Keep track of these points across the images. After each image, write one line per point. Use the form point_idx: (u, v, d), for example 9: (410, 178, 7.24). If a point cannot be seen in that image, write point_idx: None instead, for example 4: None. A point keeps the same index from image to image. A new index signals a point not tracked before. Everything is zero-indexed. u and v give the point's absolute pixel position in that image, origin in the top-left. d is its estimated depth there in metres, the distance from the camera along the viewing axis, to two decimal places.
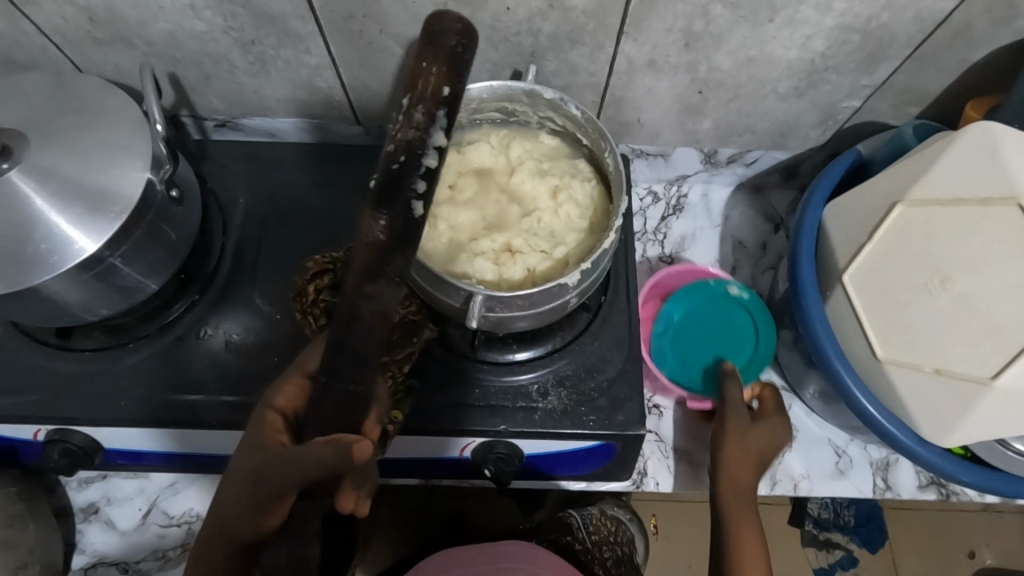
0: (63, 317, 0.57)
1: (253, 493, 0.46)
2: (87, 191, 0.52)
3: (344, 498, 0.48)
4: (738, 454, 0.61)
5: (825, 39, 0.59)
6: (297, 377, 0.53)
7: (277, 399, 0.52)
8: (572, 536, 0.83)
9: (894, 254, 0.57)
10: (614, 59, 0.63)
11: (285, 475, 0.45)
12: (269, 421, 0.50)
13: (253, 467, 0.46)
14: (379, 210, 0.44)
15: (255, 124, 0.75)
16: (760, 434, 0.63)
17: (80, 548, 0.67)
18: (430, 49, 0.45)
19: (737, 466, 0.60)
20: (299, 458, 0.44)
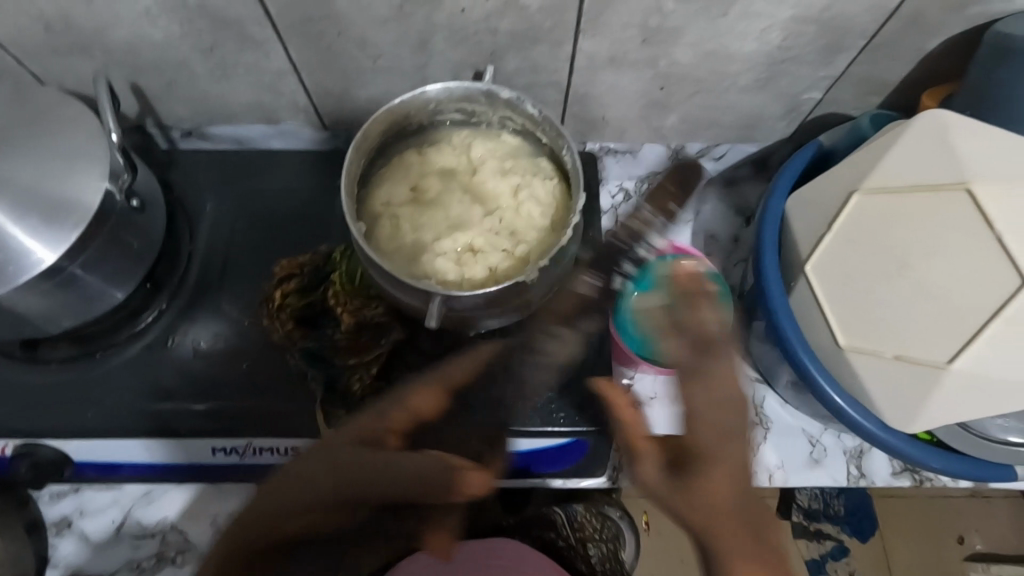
0: (26, 328, 0.56)
1: (345, 490, 0.53)
2: (43, 202, 0.52)
3: (433, 536, 0.65)
4: (722, 529, 0.44)
5: (780, 31, 0.60)
6: (439, 387, 0.56)
7: (413, 404, 0.55)
8: (555, 533, 0.84)
9: (852, 242, 0.57)
10: (575, 57, 0.64)
11: (396, 479, 0.53)
12: (393, 418, 0.55)
13: (357, 464, 0.53)
14: (591, 270, 0.63)
15: (221, 132, 0.75)
16: (723, 476, 0.45)
17: (53, 563, 0.66)
18: (678, 176, 0.71)
19: (727, 544, 0.44)
20: (411, 467, 0.53)
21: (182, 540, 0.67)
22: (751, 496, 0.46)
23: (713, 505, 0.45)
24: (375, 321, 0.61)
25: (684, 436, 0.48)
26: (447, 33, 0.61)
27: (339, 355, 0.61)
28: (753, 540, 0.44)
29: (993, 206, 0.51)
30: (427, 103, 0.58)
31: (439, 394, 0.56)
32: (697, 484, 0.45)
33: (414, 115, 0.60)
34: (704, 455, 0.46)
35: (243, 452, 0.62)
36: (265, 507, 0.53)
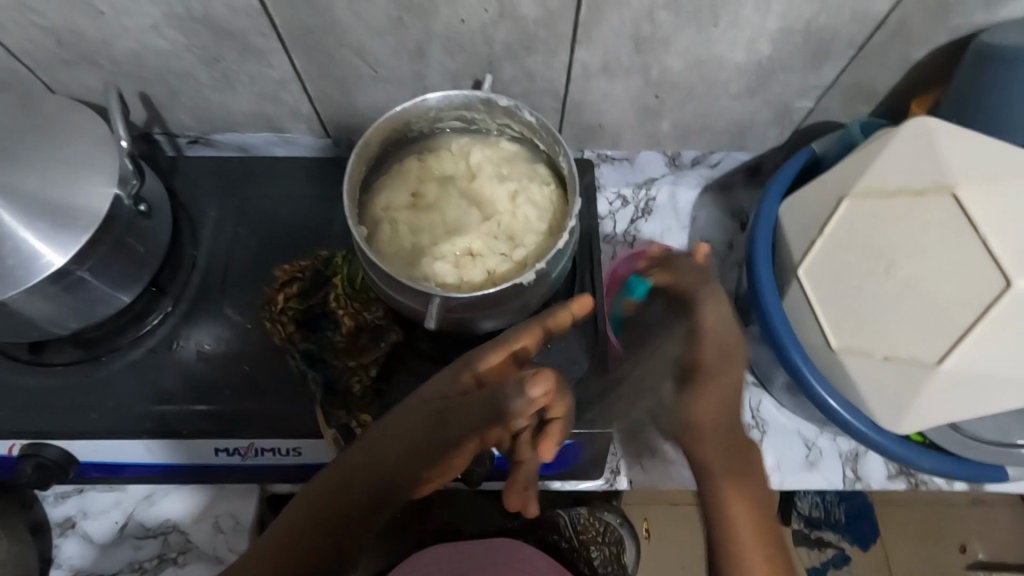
0: (32, 332, 0.57)
1: (425, 439, 0.48)
2: (52, 207, 0.54)
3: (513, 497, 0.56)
4: (716, 469, 0.50)
5: (769, 41, 0.62)
6: (502, 351, 0.51)
7: (478, 363, 0.50)
8: (558, 534, 0.85)
9: (843, 246, 0.58)
10: (570, 66, 0.65)
11: (462, 422, 0.47)
12: (462, 378, 0.50)
13: (432, 413, 0.48)
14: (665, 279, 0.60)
15: (226, 139, 0.76)
16: (720, 407, 0.51)
17: (57, 563, 0.67)
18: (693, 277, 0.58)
19: (717, 483, 0.50)
20: (469, 412, 0.47)
21: (183, 541, 0.68)
22: (734, 431, 0.52)
23: (706, 443, 0.51)
24: (374, 324, 0.63)
25: (694, 357, 0.53)
26: (444, 44, 0.63)
27: (338, 357, 0.62)
28: (743, 480, 0.50)
29: (978, 208, 0.52)
30: (427, 111, 0.60)
31: (505, 355, 0.50)
32: (700, 415, 0.51)
33: (414, 122, 0.61)
34: (704, 379, 0.51)
35: (244, 453, 0.63)
36: (321, 506, 0.48)
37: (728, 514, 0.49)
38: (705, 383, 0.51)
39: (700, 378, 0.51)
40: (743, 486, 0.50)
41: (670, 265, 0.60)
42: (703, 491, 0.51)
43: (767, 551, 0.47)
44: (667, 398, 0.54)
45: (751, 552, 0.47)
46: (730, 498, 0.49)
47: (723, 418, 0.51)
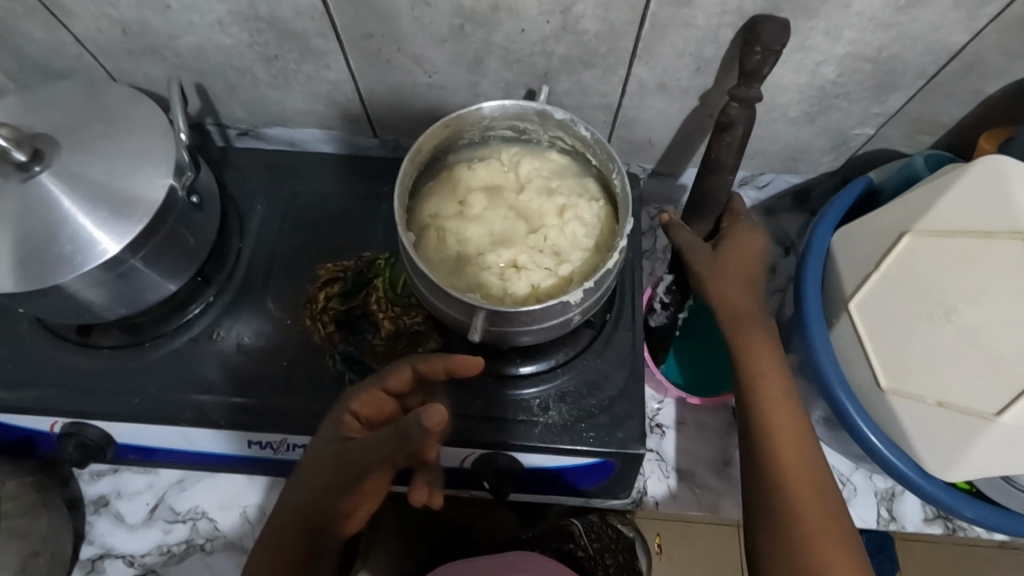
0: (85, 315, 0.59)
1: (334, 475, 0.50)
2: (112, 196, 0.55)
3: (416, 491, 0.51)
4: (739, 310, 0.58)
5: (835, 67, 0.60)
6: (377, 388, 0.53)
7: (354, 402, 0.53)
8: (574, 544, 0.84)
9: (899, 284, 0.57)
10: (626, 82, 0.64)
11: (359, 457, 0.49)
12: (346, 423, 0.53)
13: (340, 456, 0.51)
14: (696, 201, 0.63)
15: (276, 134, 0.77)
16: (743, 259, 0.60)
17: (89, 540, 0.68)
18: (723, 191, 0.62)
19: (740, 325, 0.57)
20: (371, 447, 0.49)
21: (211, 529, 0.69)
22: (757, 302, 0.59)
23: (730, 281, 0.59)
24: (413, 329, 0.64)
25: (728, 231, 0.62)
26: (502, 54, 0.62)
27: (375, 359, 0.64)
28: (759, 325, 0.57)
29: None
30: (481, 119, 0.59)
31: (376, 391, 0.53)
32: (728, 259, 0.60)
33: (466, 131, 0.61)
34: (732, 239, 0.62)
35: (277, 447, 0.64)
36: (286, 522, 0.52)
37: (750, 353, 0.56)
38: (733, 238, 0.61)
39: (729, 238, 0.62)
40: (764, 329, 0.57)
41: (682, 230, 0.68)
42: (727, 334, 0.58)
43: (779, 381, 0.55)
44: (690, 244, 0.61)
45: (766, 377, 0.55)
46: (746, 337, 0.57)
47: (748, 270, 0.60)
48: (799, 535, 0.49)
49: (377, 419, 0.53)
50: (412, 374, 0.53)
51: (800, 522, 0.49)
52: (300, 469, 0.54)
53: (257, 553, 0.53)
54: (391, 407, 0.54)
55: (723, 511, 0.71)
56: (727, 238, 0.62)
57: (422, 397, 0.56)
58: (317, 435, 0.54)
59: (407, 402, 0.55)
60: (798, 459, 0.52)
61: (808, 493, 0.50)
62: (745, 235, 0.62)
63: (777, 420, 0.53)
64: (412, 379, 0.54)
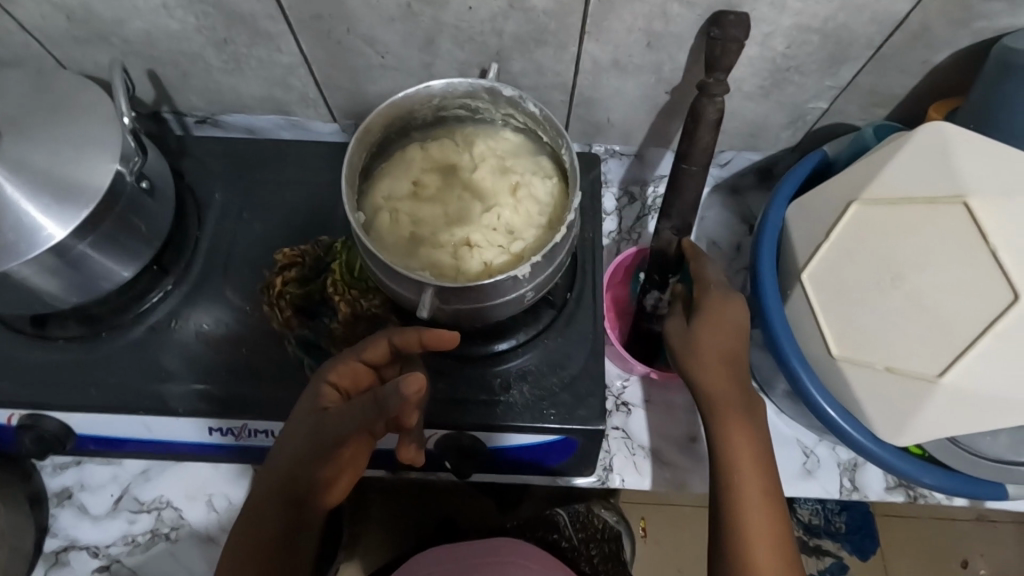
0: (36, 304, 0.59)
1: (309, 449, 0.51)
2: (58, 182, 0.54)
3: (405, 450, 0.53)
4: (722, 405, 0.57)
5: (783, 38, 0.60)
6: (353, 359, 0.52)
7: (331, 374, 0.52)
8: (558, 534, 0.91)
9: (850, 252, 0.57)
10: (580, 59, 0.64)
11: (333, 430, 0.49)
12: (324, 395, 0.52)
13: (315, 427, 0.51)
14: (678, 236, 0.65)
15: (234, 121, 0.77)
16: (724, 336, 0.59)
17: (53, 532, 0.68)
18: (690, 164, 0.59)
19: (722, 419, 0.57)
20: (347, 420, 0.49)
21: (176, 518, 0.69)
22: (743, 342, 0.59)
23: (711, 366, 0.58)
24: (372, 313, 0.63)
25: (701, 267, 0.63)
26: (453, 32, 0.62)
27: (334, 343, 0.63)
28: (734, 361, 0.58)
29: (991, 221, 0.51)
30: (431, 98, 0.58)
31: (353, 362, 0.52)
32: (705, 340, 0.58)
33: (418, 111, 0.60)
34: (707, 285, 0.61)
35: (238, 434, 0.64)
36: (264, 495, 0.52)
37: (734, 453, 0.55)
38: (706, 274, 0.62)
39: (708, 310, 0.59)
40: (747, 422, 0.57)
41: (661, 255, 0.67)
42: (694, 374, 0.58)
43: (746, 408, 0.58)
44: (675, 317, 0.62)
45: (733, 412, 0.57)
46: (715, 368, 0.58)
47: (732, 347, 0.59)
48: (755, 556, 0.52)
49: (355, 391, 0.53)
50: (388, 346, 0.52)
51: (754, 544, 0.52)
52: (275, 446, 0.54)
53: (234, 532, 0.53)
54: (368, 378, 0.54)
55: (688, 487, 0.72)
56: (709, 316, 0.59)
57: (400, 366, 0.55)
58: (295, 407, 0.54)
59: (385, 373, 0.54)
60: (758, 483, 0.55)
61: (762, 517, 0.53)
62: (722, 308, 0.59)
63: (752, 518, 0.53)
64: (390, 351, 0.53)
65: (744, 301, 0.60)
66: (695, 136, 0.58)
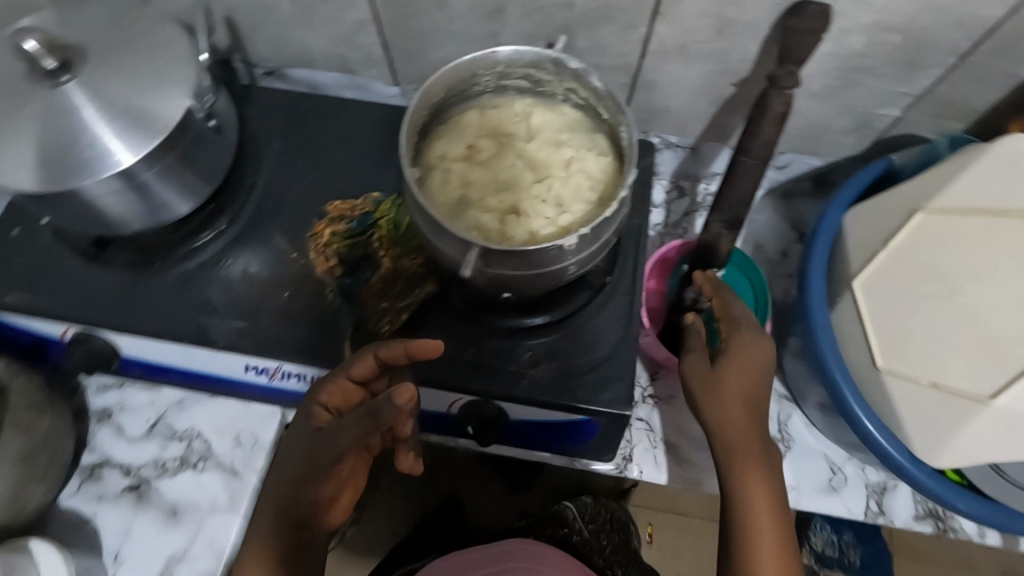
0: (99, 225, 0.62)
1: (309, 465, 0.52)
2: (131, 111, 0.57)
3: (402, 457, 0.52)
4: (738, 446, 0.54)
5: (861, 35, 0.58)
6: (342, 378, 0.54)
7: (322, 394, 0.54)
8: (569, 528, 0.91)
9: (908, 263, 0.55)
10: (647, 40, 0.64)
11: (330, 447, 0.50)
12: (316, 414, 0.54)
13: (311, 445, 0.52)
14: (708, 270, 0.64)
15: (300, 76, 0.80)
16: (744, 379, 0.56)
17: (91, 448, 0.71)
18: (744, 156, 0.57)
19: (741, 464, 0.53)
20: (342, 436, 0.50)
21: (204, 449, 0.71)
22: (759, 391, 0.57)
23: (730, 410, 0.55)
24: (414, 270, 0.65)
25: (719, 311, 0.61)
26: (523, 2, 0.62)
27: (372, 296, 0.65)
28: (751, 408, 0.55)
29: None
30: (495, 65, 0.58)
31: (342, 380, 0.54)
32: (725, 384, 0.56)
33: (481, 76, 0.60)
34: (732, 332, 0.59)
35: (271, 374, 0.66)
36: (269, 508, 0.53)
37: (749, 500, 0.52)
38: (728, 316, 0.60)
39: (730, 353, 0.57)
40: (765, 471, 0.53)
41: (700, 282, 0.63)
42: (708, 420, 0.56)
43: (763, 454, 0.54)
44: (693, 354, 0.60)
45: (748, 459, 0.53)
46: (731, 413, 0.55)
47: (752, 388, 0.56)
48: None
49: (347, 409, 0.54)
50: (375, 361, 0.53)
51: None
52: (278, 460, 0.55)
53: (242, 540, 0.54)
54: (359, 394, 0.55)
55: (705, 487, 0.71)
56: (729, 360, 0.57)
57: (390, 379, 0.55)
58: (292, 425, 0.56)
59: (374, 387, 0.55)
60: (774, 535, 0.51)
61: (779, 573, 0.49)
62: (747, 348, 0.57)
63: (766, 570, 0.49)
64: (378, 366, 0.53)
65: (772, 343, 0.58)
66: (756, 128, 0.56)
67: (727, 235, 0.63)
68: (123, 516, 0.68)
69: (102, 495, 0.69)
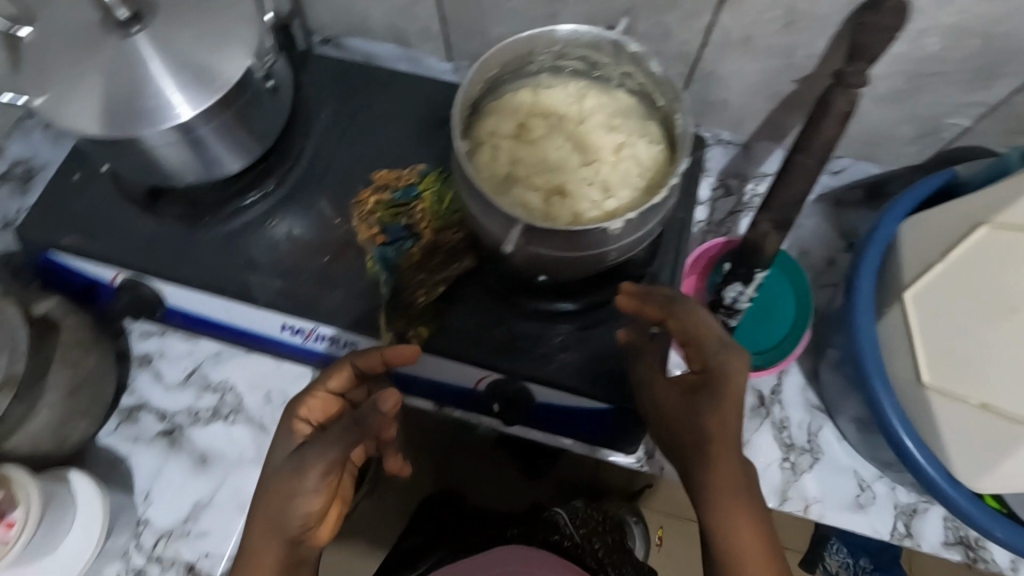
0: (155, 175, 0.64)
1: (295, 477, 0.53)
2: (194, 65, 0.58)
3: (392, 461, 0.60)
4: (724, 477, 0.50)
5: (939, 38, 0.56)
6: (320, 391, 0.59)
7: (301, 409, 0.58)
8: (559, 533, 0.90)
9: (967, 277, 0.53)
10: (710, 30, 0.62)
11: (317, 456, 0.52)
12: (297, 429, 0.57)
13: (294, 459, 0.53)
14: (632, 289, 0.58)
15: (356, 46, 0.80)
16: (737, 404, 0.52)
17: (130, 391, 0.73)
18: (803, 155, 0.55)
19: (727, 501, 0.50)
20: (328, 444, 0.53)
21: (237, 403, 0.73)
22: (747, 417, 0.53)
23: (720, 438, 0.51)
24: (454, 245, 0.65)
25: (680, 326, 0.55)
26: None
27: (411, 266, 0.65)
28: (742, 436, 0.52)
29: None
30: (552, 44, 0.58)
31: (322, 393, 0.59)
32: (716, 408, 0.52)
33: (538, 54, 0.59)
34: (713, 349, 0.53)
35: (307, 335, 0.67)
36: (264, 518, 0.54)
37: (738, 544, 0.49)
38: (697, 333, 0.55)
39: (722, 375, 0.52)
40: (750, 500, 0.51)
41: (642, 299, 0.57)
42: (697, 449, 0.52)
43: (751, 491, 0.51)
44: (648, 381, 0.58)
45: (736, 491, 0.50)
46: (720, 442, 0.51)
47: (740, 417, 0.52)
48: None
49: (327, 420, 0.59)
50: (352, 370, 0.59)
51: None
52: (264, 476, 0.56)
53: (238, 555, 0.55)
54: (337, 406, 0.59)
55: None
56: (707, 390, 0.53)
57: (365, 389, 0.62)
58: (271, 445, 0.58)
59: (352, 397, 0.61)
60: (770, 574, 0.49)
61: None
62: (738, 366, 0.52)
63: None
64: (353, 376, 0.60)
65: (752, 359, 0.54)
66: (816, 127, 0.55)
67: (775, 235, 0.61)
68: (157, 459, 0.71)
69: (137, 437, 0.71)
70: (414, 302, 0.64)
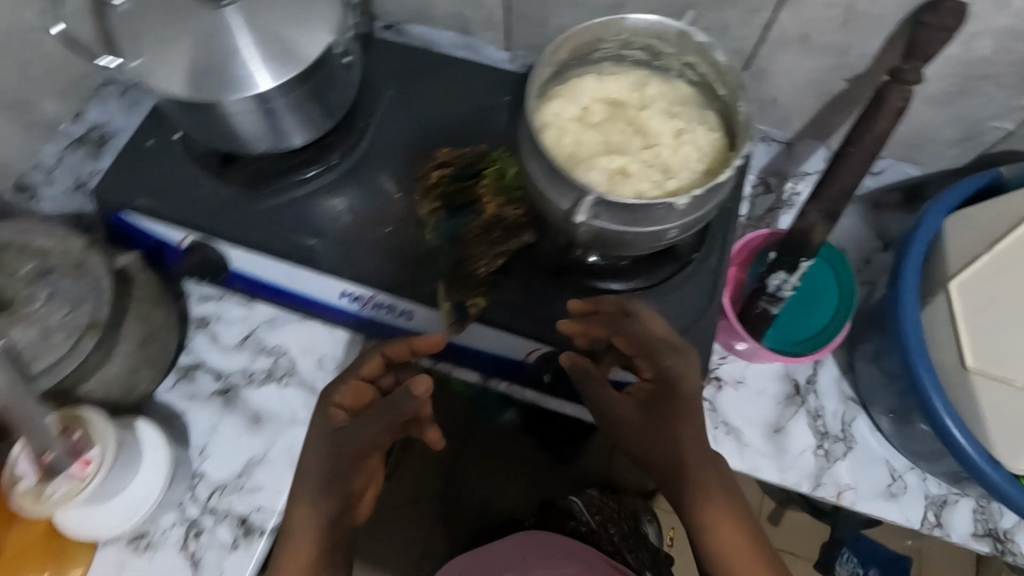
0: (231, 142, 0.67)
1: (336, 459, 0.57)
2: (279, 36, 0.61)
3: (430, 431, 0.61)
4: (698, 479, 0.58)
5: (991, 41, 0.59)
6: (354, 378, 0.61)
7: (336, 395, 0.61)
8: (576, 520, 0.92)
9: (1011, 269, 0.57)
10: (768, 27, 0.66)
11: (358, 440, 0.57)
12: (332, 415, 0.60)
13: (332, 445, 0.58)
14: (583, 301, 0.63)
15: (416, 32, 0.84)
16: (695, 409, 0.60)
17: (187, 351, 0.76)
18: (859, 145, 0.58)
19: (701, 502, 0.57)
20: (364, 429, 0.57)
21: (289, 367, 0.76)
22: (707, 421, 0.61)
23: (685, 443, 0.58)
24: (514, 220, 0.67)
25: (629, 342, 0.61)
26: None
27: (474, 240, 0.68)
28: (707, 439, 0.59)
29: None
30: (621, 32, 0.61)
31: (355, 380, 0.61)
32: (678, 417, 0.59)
33: (605, 42, 0.63)
34: (669, 358, 0.60)
35: (365, 303, 0.70)
36: (304, 501, 0.58)
37: (721, 544, 0.55)
38: (649, 344, 0.60)
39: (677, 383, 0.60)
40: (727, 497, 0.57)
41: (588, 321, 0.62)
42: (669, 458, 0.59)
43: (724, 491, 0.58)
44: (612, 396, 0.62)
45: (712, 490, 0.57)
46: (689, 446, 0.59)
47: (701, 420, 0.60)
48: None
49: (359, 406, 0.61)
50: (383, 359, 0.62)
51: None
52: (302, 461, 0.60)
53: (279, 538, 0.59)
54: (370, 394, 0.61)
55: (762, 475, 0.71)
56: (669, 399, 0.60)
57: (395, 377, 0.63)
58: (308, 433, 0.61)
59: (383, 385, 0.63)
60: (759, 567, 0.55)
61: None
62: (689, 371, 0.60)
63: None
64: (383, 364, 0.62)
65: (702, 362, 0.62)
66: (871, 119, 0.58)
67: (822, 226, 0.61)
68: (212, 416, 0.73)
69: (193, 395, 0.74)
70: (475, 274, 0.67)
